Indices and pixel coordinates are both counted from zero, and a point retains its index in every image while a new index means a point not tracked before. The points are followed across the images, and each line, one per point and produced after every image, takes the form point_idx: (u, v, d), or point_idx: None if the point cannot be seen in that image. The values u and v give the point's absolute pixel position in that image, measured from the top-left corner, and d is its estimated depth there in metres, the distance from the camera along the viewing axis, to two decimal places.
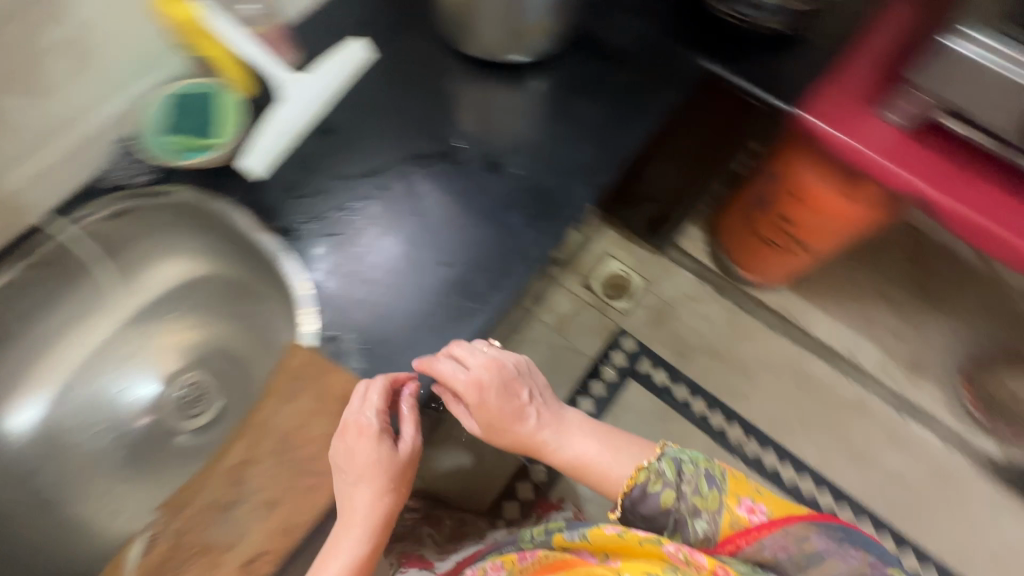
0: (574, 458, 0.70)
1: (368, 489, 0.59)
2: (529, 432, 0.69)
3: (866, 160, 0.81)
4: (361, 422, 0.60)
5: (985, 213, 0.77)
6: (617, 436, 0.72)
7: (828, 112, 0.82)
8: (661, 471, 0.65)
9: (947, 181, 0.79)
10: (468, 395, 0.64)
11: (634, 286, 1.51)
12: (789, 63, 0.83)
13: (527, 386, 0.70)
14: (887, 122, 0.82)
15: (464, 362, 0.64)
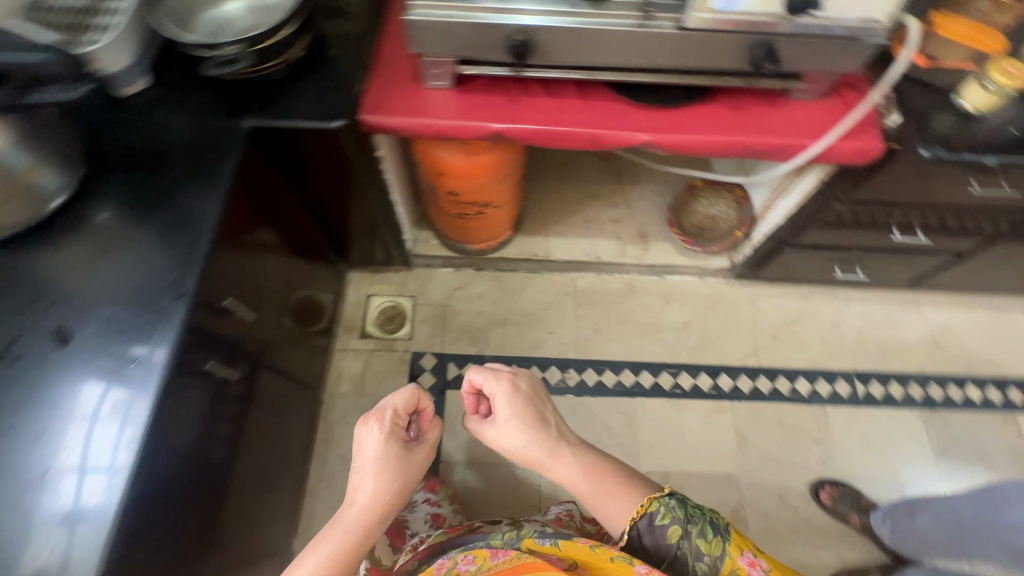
0: (573, 471, 0.79)
1: (384, 480, 0.78)
2: (542, 439, 0.81)
3: (439, 126, 0.90)
4: (386, 413, 0.82)
5: (540, 119, 0.90)
6: (610, 469, 0.80)
7: (385, 108, 0.90)
8: (670, 508, 0.72)
9: (505, 111, 0.91)
10: (500, 401, 0.83)
11: (406, 310, 1.53)
12: (320, 88, 0.88)
13: (541, 414, 0.84)
14: (434, 91, 0.92)
15: (513, 375, 0.86)
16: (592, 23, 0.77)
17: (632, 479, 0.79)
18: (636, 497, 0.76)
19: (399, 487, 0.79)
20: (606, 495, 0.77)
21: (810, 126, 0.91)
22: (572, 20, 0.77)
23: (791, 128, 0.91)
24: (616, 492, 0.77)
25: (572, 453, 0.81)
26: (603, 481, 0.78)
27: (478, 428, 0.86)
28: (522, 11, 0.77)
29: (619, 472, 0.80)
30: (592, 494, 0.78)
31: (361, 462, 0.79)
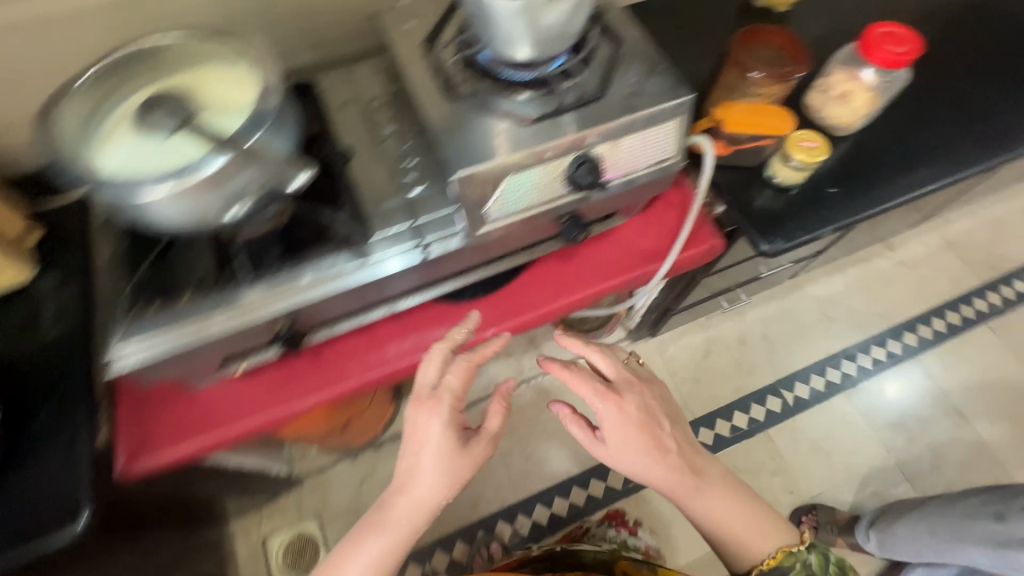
0: (694, 495, 0.67)
1: (438, 474, 0.62)
2: (660, 459, 0.66)
3: (240, 430, 0.70)
4: (441, 397, 0.62)
5: (358, 368, 0.73)
6: (732, 496, 0.69)
7: (158, 440, 0.68)
8: (810, 561, 0.67)
9: (315, 376, 0.73)
10: (608, 420, 0.66)
11: (314, 534, 1.28)
12: (36, 477, 0.61)
13: (655, 421, 0.68)
14: (214, 386, 0.71)
15: (619, 390, 0.68)
16: (365, 277, 0.63)
17: (768, 522, 0.69)
18: (771, 545, 0.67)
19: (452, 478, 0.62)
20: (729, 520, 0.68)
21: (647, 248, 0.82)
22: (341, 282, 0.63)
23: (628, 259, 0.81)
24: (740, 511, 0.68)
25: (696, 485, 0.67)
26: (723, 502, 0.68)
27: (581, 433, 0.68)
28: (276, 298, 0.61)
29: (749, 504, 0.69)
30: (707, 511, 0.68)
31: (414, 449, 0.63)
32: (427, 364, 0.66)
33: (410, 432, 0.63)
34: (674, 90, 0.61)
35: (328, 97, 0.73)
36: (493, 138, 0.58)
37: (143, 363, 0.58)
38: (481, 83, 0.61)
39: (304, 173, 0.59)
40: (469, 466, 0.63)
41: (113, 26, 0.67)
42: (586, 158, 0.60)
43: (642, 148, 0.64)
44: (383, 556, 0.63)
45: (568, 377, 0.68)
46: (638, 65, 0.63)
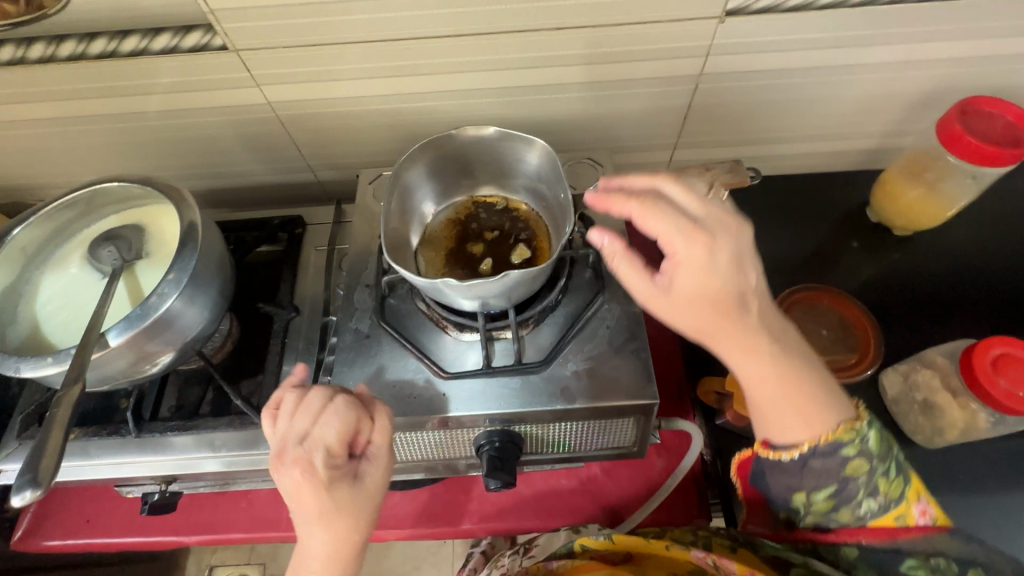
0: (777, 385, 0.43)
1: (332, 522, 0.43)
2: (746, 325, 0.41)
3: (120, 545, 0.68)
4: (306, 456, 0.43)
5: (247, 523, 0.67)
6: (811, 382, 0.43)
7: (49, 528, 0.68)
8: (868, 438, 0.44)
9: (209, 512, 0.68)
10: (687, 267, 0.39)
11: None
12: None
13: (748, 271, 0.41)
14: (114, 493, 0.69)
15: (704, 223, 0.40)
16: (248, 460, 0.58)
17: (829, 392, 0.44)
18: (828, 420, 0.43)
19: (358, 529, 0.44)
20: (786, 420, 0.43)
21: (612, 494, 0.66)
22: (222, 460, 0.58)
23: (583, 500, 0.66)
24: (800, 412, 0.43)
25: (773, 347, 0.42)
26: (781, 413, 0.43)
27: (635, 283, 0.41)
28: (161, 455, 0.58)
29: (818, 392, 0.43)
30: (758, 407, 0.44)
31: (305, 528, 0.43)
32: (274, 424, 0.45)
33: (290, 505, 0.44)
34: (639, 386, 0.48)
35: (310, 240, 0.71)
36: (396, 389, 0.50)
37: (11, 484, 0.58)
38: (419, 306, 0.54)
39: (167, 301, 0.49)
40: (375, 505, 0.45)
41: (143, 130, 0.70)
42: (502, 432, 0.50)
43: (584, 429, 0.52)
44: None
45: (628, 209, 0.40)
46: (608, 334, 0.51)
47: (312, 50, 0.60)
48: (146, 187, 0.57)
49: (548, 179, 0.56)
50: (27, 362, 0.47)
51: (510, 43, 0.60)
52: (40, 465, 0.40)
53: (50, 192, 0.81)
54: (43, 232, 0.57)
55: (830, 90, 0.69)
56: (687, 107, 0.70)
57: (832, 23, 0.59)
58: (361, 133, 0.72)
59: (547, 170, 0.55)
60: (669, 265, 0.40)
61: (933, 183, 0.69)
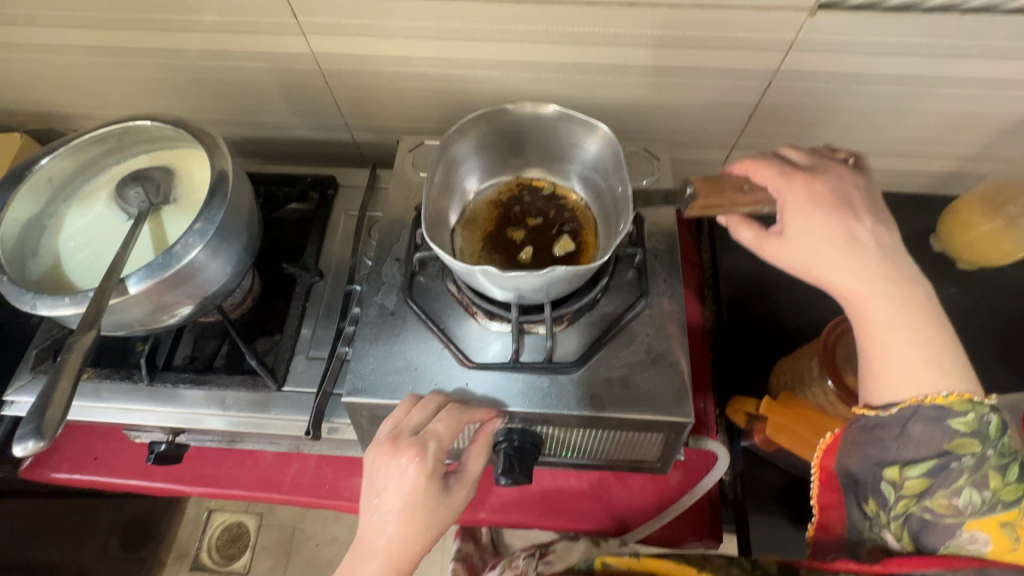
0: (892, 325, 0.40)
1: (418, 523, 0.41)
2: (861, 260, 0.42)
3: (123, 486, 0.68)
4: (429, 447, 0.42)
5: (247, 482, 0.67)
6: (930, 332, 0.40)
7: (57, 460, 0.68)
8: (985, 420, 0.37)
9: (213, 466, 0.68)
10: (792, 204, 0.44)
11: (252, 530, 1.26)
12: None
13: (852, 211, 0.44)
14: (121, 434, 0.69)
15: (812, 170, 0.47)
16: (254, 423, 0.57)
17: (947, 351, 0.40)
18: (944, 383, 0.39)
19: (427, 538, 0.41)
20: (897, 371, 0.40)
21: (623, 505, 0.64)
22: (231, 420, 0.57)
23: (590, 507, 0.64)
24: (916, 362, 0.39)
25: (890, 290, 0.41)
26: (892, 360, 0.40)
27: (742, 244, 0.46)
28: (170, 405, 0.57)
29: (941, 348, 0.40)
30: (868, 359, 0.42)
31: (388, 520, 0.40)
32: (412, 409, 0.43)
33: (384, 490, 0.41)
34: (675, 402, 0.45)
35: (341, 202, 0.68)
36: (414, 375, 0.47)
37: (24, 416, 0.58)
38: (449, 288, 0.51)
39: (189, 254, 0.47)
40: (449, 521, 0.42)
41: (182, 68, 0.68)
42: (523, 431, 0.48)
43: (609, 439, 0.49)
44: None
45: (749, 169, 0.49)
46: (646, 342, 0.48)
47: (365, 2, 0.57)
48: (180, 129, 0.54)
49: (606, 172, 0.53)
50: (44, 300, 0.45)
51: (576, 14, 0.56)
52: (48, 412, 0.39)
53: (86, 123, 0.79)
54: (72, 164, 0.55)
55: (916, 103, 0.63)
56: (755, 104, 0.65)
57: (935, 29, 0.53)
58: (405, 96, 0.69)
59: (609, 164, 0.51)
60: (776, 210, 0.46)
61: (1014, 219, 0.63)
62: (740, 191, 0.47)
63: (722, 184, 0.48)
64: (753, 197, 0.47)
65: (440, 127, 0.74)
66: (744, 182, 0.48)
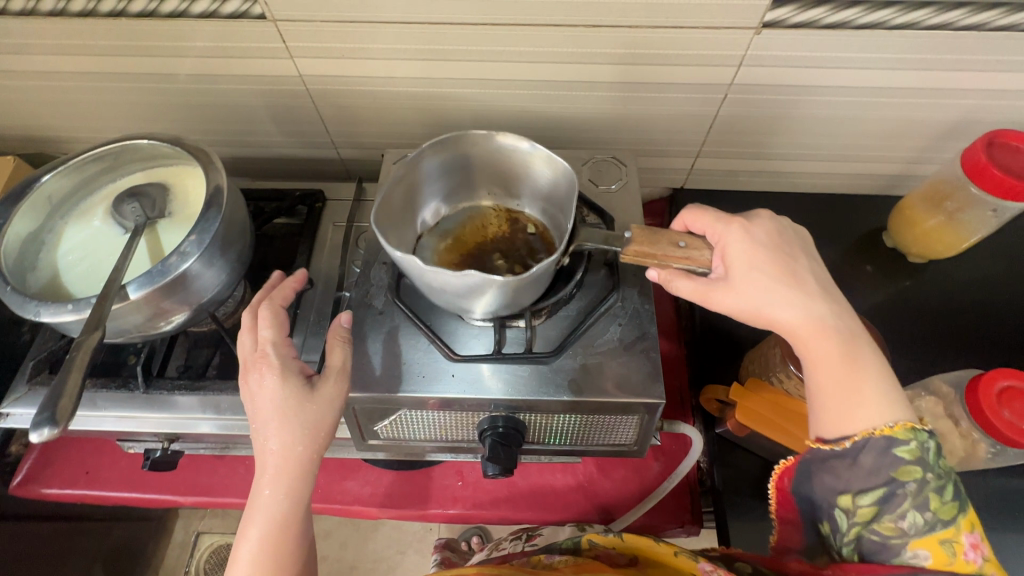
0: (835, 366, 0.43)
1: (282, 418, 0.45)
2: (796, 304, 0.44)
3: (116, 499, 0.69)
4: (264, 355, 0.47)
5: (241, 489, 0.68)
6: (869, 367, 0.42)
7: (48, 476, 0.69)
8: (919, 448, 0.39)
9: (206, 476, 0.69)
10: (734, 248, 0.46)
11: None
12: None
13: (791, 252, 0.47)
14: (114, 448, 0.70)
15: (746, 214, 0.49)
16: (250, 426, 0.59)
17: (888, 385, 0.42)
18: (889, 415, 0.40)
19: (309, 434, 0.45)
20: (846, 410, 0.41)
21: (606, 493, 0.67)
22: (227, 423, 0.59)
23: (575, 497, 0.67)
24: (861, 398, 0.41)
25: (830, 327, 0.43)
26: (840, 401, 0.42)
27: (689, 289, 0.47)
28: (164, 411, 0.58)
29: (881, 383, 0.42)
30: (819, 400, 0.43)
31: (262, 434, 0.45)
32: (241, 334, 0.49)
33: (252, 411, 0.46)
34: (647, 385, 0.48)
35: (329, 215, 0.71)
36: (400, 368, 0.50)
37: (19, 428, 0.59)
38: None
39: (188, 262, 0.49)
40: (327, 415, 0.46)
41: (174, 91, 0.71)
42: (507, 418, 0.50)
43: (589, 424, 0.52)
44: (277, 541, 0.44)
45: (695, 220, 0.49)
46: (619, 331, 0.52)
47: (348, 28, 0.61)
48: (177, 147, 0.57)
49: (564, 195, 0.57)
50: (47, 307, 0.47)
51: (546, 36, 0.61)
52: (59, 404, 0.41)
53: (77, 146, 0.82)
54: (71, 181, 0.57)
55: (857, 111, 0.69)
56: (714, 115, 0.70)
57: (868, 43, 0.59)
58: (389, 114, 0.73)
59: (566, 188, 0.56)
60: (717, 254, 0.48)
61: (953, 214, 0.68)
62: (674, 247, 0.48)
63: (658, 238, 0.49)
64: (686, 255, 0.48)
65: (423, 142, 0.78)
66: (681, 238, 0.49)
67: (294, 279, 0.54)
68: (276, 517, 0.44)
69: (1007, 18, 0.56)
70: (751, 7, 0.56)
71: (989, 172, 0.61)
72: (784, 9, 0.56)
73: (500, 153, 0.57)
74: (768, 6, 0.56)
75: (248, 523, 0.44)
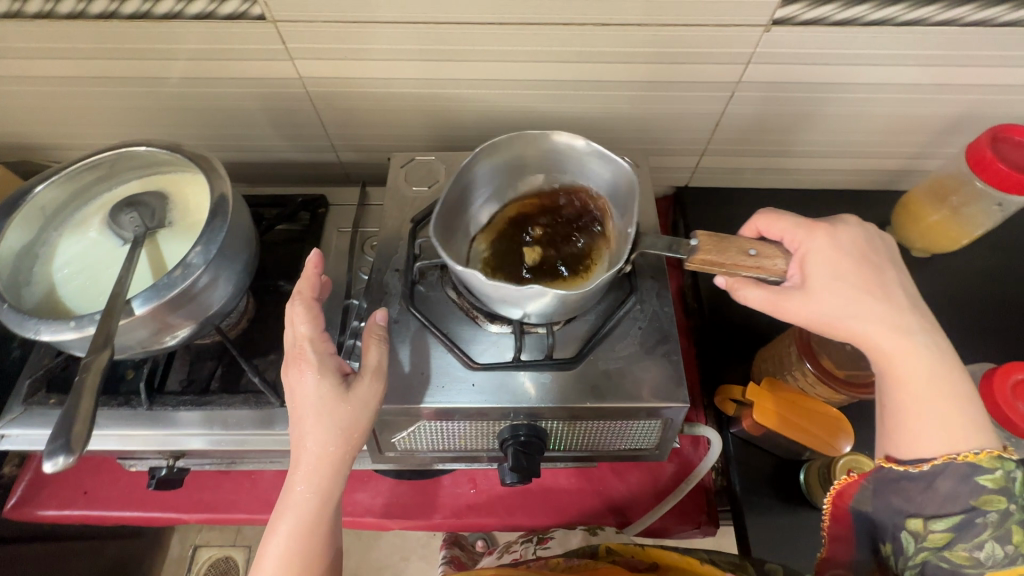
0: (919, 379, 0.44)
1: (320, 419, 0.44)
2: (881, 316, 0.45)
3: (116, 519, 0.66)
4: (303, 351, 0.46)
5: (248, 505, 0.66)
6: (952, 384, 0.44)
7: (44, 497, 0.66)
8: (1004, 480, 0.40)
9: (210, 491, 0.67)
10: (816, 257, 0.48)
11: (240, 565, 1.22)
12: None
13: (877, 263, 0.48)
14: (112, 467, 0.68)
15: (830, 222, 0.50)
16: (260, 442, 0.57)
17: (970, 405, 0.43)
18: (974, 438, 0.41)
19: (343, 433, 0.44)
20: (929, 424, 0.43)
21: (621, 496, 0.67)
22: (236, 439, 0.57)
23: (589, 500, 0.67)
24: (945, 413, 0.43)
25: (918, 340, 0.45)
26: (924, 415, 0.43)
27: (760, 298, 0.49)
28: (169, 427, 0.56)
29: (964, 400, 0.43)
30: (900, 411, 0.44)
31: (300, 431, 0.44)
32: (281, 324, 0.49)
33: (291, 406, 0.45)
34: (669, 389, 0.48)
35: (333, 220, 0.70)
36: (421, 377, 0.49)
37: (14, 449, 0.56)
38: (449, 294, 0.54)
39: (193, 274, 0.47)
40: (360, 415, 0.45)
41: (167, 95, 0.68)
42: (529, 426, 0.50)
43: (610, 429, 0.52)
44: (306, 542, 0.43)
45: (771, 227, 0.51)
46: (639, 334, 0.51)
47: (351, 28, 0.59)
48: (175, 154, 0.55)
49: (621, 196, 0.57)
50: (47, 325, 0.45)
51: (554, 34, 0.60)
52: (71, 429, 0.39)
53: (64, 154, 0.79)
54: (65, 191, 0.55)
55: (862, 108, 0.69)
56: (721, 113, 0.70)
57: (875, 40, 0.59)
58: (392, 116, 0.71)
59: (625, 190, 0.56)
60: (796, 262, 0.49)
61: (957, 208, 0.69)
62: (745, 256, 0.50)
63: (727, 245, 0.51)
64: (756, 264, 0.50)
65: (425, 144, 0.76)
66: (750, 245, 0.51)
67: (312, 262, 0.50)
68: (306, 520, 0.43)
69: (1013, 14, 0.56)
70: (760, 5, 0.56)
71: (994, 167, 0.61)
72: (796, 6, 0.56)
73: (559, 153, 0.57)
74: (779, 3, 0.56)
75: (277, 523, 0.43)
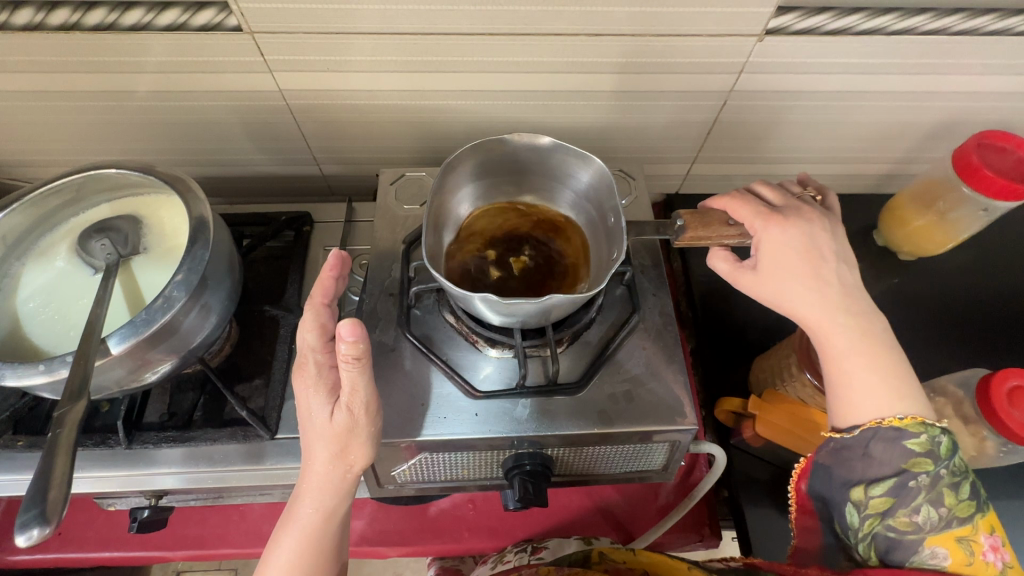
0: (850, 358, 0.45)
1: (318, 444, 0.43)
2: (813, 301, 0.47)
3: (97, 559, 0.63)
4: (307, 363, 0.44)
5: (238, 539, 0.63)
6: (881, 359, 0.45)
7: (13, 542, 0.62)
8: (937, 444, 0.41)
9: (196, 526, 0.64)
10: (767, 246, 0.49)
11: None
12: None
13: (820, 249, 0.48)
14: (90, 507, 0.64)
15: (784, 212, 0.50)
16: (247, 478, 0.55)
17: (901, 379, 0.44)
18: (898, 409, 0.43)
19: (337, 460, 0.43)
20: (856, 399, 0.44)
21: (622, 511, 0.66)
22: (224, 476, 0.54)
23: (589, 519, 0.66)
24: (873, 391, 0.44)
25: (845, 320, 0.46)
26: (854, 391, 0.44)
27: (726, 269, 0.52)
28: (150, 467, 0.53)
29: (898, 376, 0.44)
30: (834, 388, 0.46)
31: (307, 448, 0.44)
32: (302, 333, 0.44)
33: (302, 418, 0.45)
34: (675, 411, 0.47)
35: (319, 238, 0.67)
36: (424, 408, 0.47)
37: None
38: (447, 318, 0.52)
39: (174, 305, 0.44)
40: (361, 442, 0.43)
41: (137, 110, 0.65)
42: (533, 454, 0.48)
43: (616, 454, 0.51)
44: (308, 556, 0.44)
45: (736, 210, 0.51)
46: (644, 355, 0.51)
47: (333, 40, 0.57)
48: (148, 176, 0.52)
49: (604, 198, 0.56)
50: (12, 368, 0.42)
51: (546, 46, 0.58)
52: (47, 496, 0.36)
53: (27, 170, 0.74)
54: (27, 218, 0.51)
55: (849, 114, 0.69)
56: (712, 122, 0.70)
57: (866, 49, 0.59)
58: (377, 127, 0.69)
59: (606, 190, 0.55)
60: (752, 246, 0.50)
61: (944, 213, 0.69)
62: (727, 226, 0.51)
63: (710, 219, 0.52)
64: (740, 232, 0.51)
65: (412, 156, 0.74)
66: (727, 217, 0.52)
67: (326, 265, 0.43)
68: (303, 538, 0.44)
69: (1000, 23, 0.57)
70: (754, 16, 0.55)
71: (981, 173, 0.61)
72: (790, 16, 0.55)
73: (539, 157, 0.56)
74: (772, 14, 0.55)
75: (278, 535, 0.44)
